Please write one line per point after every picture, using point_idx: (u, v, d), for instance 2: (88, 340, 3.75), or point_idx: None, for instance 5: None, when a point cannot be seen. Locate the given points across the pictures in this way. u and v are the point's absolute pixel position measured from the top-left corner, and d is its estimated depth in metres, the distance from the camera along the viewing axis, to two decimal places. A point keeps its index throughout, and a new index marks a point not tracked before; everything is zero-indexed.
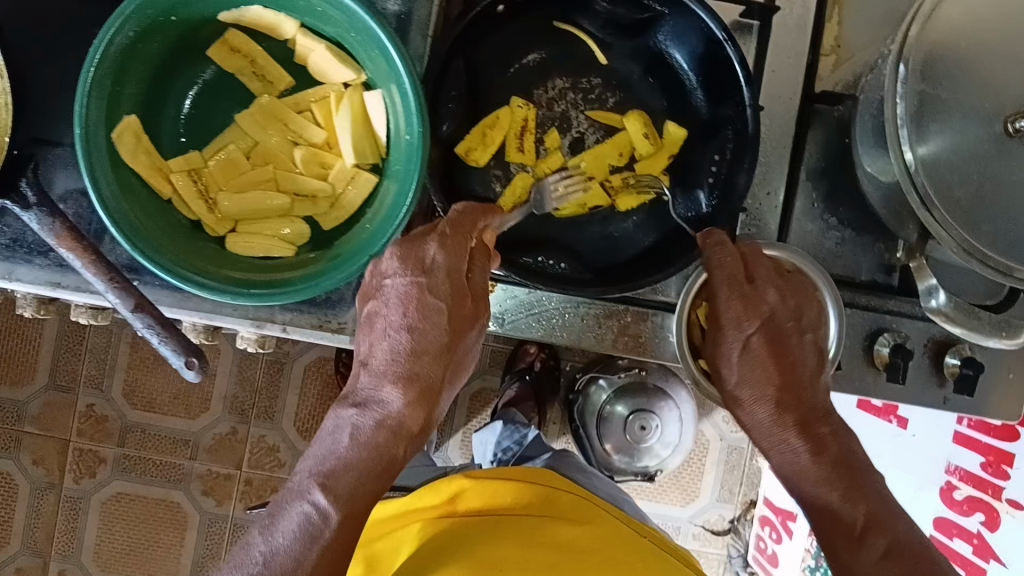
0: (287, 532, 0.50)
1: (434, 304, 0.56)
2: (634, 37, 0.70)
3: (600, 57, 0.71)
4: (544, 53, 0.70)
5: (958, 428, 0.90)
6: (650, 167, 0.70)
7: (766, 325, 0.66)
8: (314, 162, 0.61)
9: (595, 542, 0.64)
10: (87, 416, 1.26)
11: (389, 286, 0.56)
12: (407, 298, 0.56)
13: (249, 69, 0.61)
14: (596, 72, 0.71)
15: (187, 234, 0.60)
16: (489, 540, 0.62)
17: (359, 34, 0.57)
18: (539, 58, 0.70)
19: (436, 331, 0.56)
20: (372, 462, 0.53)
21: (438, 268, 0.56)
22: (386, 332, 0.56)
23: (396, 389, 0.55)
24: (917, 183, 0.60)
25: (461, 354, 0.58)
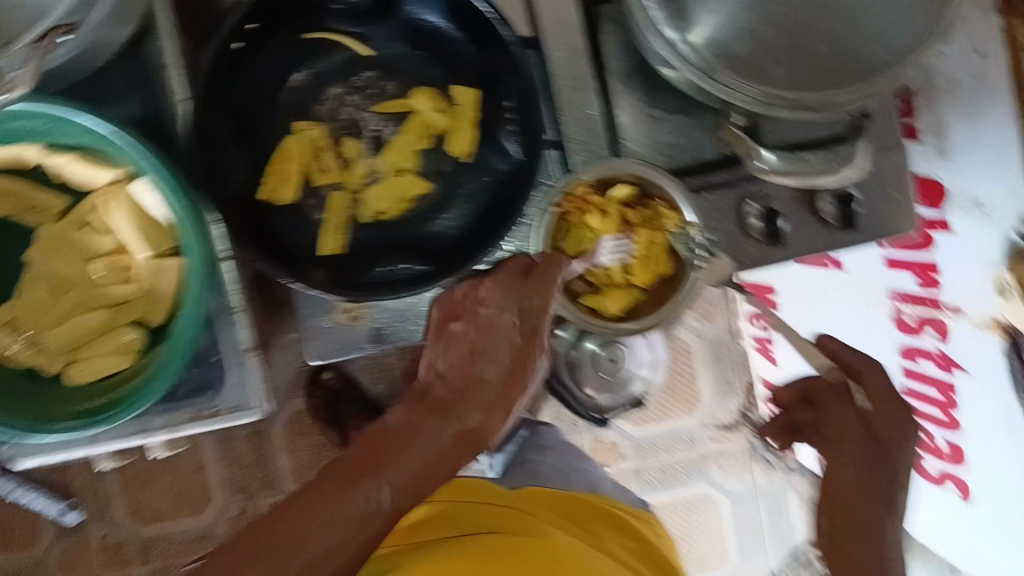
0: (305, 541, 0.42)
1: (513, 336, 0.55)
2: (389, 16, 0.68)
3: (362, 51, 0.69)
4: (311, 69, 0.68)
5: (885, 254, 0.87)
6: (456, 139, 0.68)
7: (489, 338, 0.55)
8: (117, 269, 0.61)
9: (536, 549, 0.62)
10: (105, 552, 1.27)
11: (474, 325, 0.55)
12: (485, 318, 0.56)
13: (21, 207, 0.60)
14: (367, 66, 0.69)
15: (27, 385, 0.60)
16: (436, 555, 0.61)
17: (94, 136, 0.56)
18: (305, 75, 0.68)
19: (499, 350, 0.54)
20: (422, 467, 0.47)
21: (520, 301, 0.57)
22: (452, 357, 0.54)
23: (478, 404, 0.52)
24: (695, 58, 0.59)
25: (522, 373, 0.55)
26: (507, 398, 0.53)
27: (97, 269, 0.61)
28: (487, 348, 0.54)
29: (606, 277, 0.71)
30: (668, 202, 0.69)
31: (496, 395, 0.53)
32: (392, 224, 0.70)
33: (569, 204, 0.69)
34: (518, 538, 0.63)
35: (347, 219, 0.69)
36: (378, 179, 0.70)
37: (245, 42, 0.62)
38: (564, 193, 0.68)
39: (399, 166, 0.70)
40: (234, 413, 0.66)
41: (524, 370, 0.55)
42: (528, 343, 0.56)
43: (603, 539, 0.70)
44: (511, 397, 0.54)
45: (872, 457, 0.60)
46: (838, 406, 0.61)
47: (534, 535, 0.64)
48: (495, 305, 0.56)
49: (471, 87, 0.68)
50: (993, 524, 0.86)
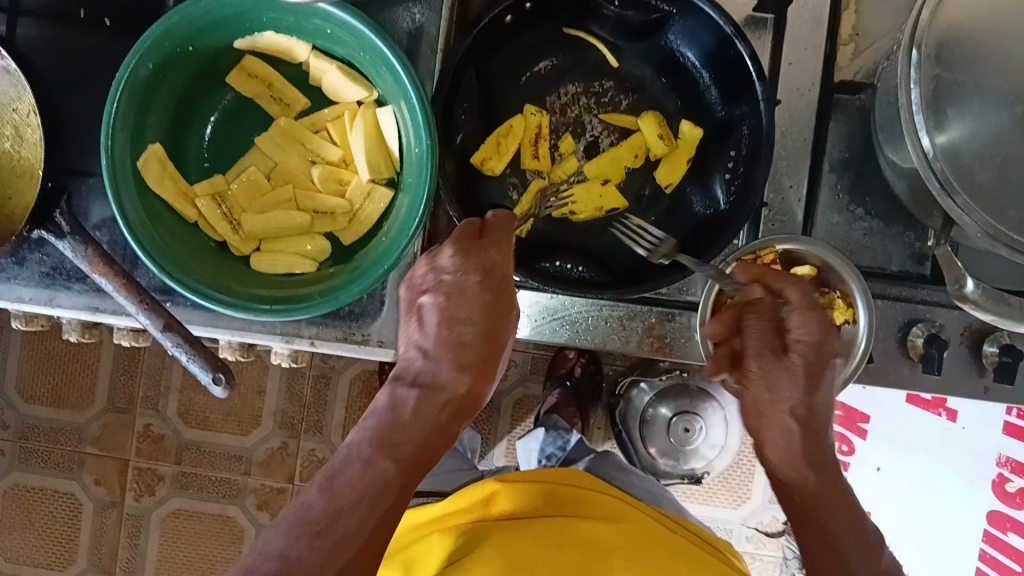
0: (347, 486, 0.50)
1: (484, 300, 0.56)
2: (646, 39, 0.70)
3: (611, 60, 0.71)
4: (556, 60, 0.71)
5: (1008, 418, 0.88)
6: (669, 169, 0.70)
7: (473, 304, 0.56)
8: (332, 179, 0.63)
9: (625, 537, 0.65)
10: (146, 436, 1.31)
11: (452, 277, 0.56)
12: (467, 288, 0.56)
13: (266, 93, 0.63)
14: (608, 76, 0.72)
15: (214, 255, 0.62)
16: (524, 533, 0.64)
17: (367, 54, 0.59)
18: (550, 65, 0.71)
19: (478, 314, 0.56)
20: (422, 446, 0.53)
21: (478, 258, 0.57)
22: (439, 324, 0.56)
23: (449, 361, 0.55)
24: (936, 169, 0.60)
25: (506, 304, 0.57)
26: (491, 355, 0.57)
27: (315, 172, 0.63)
28: (467, 315, 0.56)
29: None
30: (847, 296, 0.69)
31: (482, 355, 0.56)
32: (580, 228, 0.72)
33: (751, 265, 0.69)
34: (599, 523, 0.66)
35: (539, 208, 0.70)
36: (582, 180, 0.71)
37: (516, 19, 0.66)
38: (751, 255, 0.69)
39: (605, 176, 0.71)
40: (378, 348, 0.67)
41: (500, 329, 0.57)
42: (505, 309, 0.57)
43: (677, 531, 0.71)
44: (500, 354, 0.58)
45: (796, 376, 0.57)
46: (765, 366, 0.58)
47: (615, 522, 0.67)
48: (479, 260, 0.57)
49: (699, 129, 0.70)
50: None
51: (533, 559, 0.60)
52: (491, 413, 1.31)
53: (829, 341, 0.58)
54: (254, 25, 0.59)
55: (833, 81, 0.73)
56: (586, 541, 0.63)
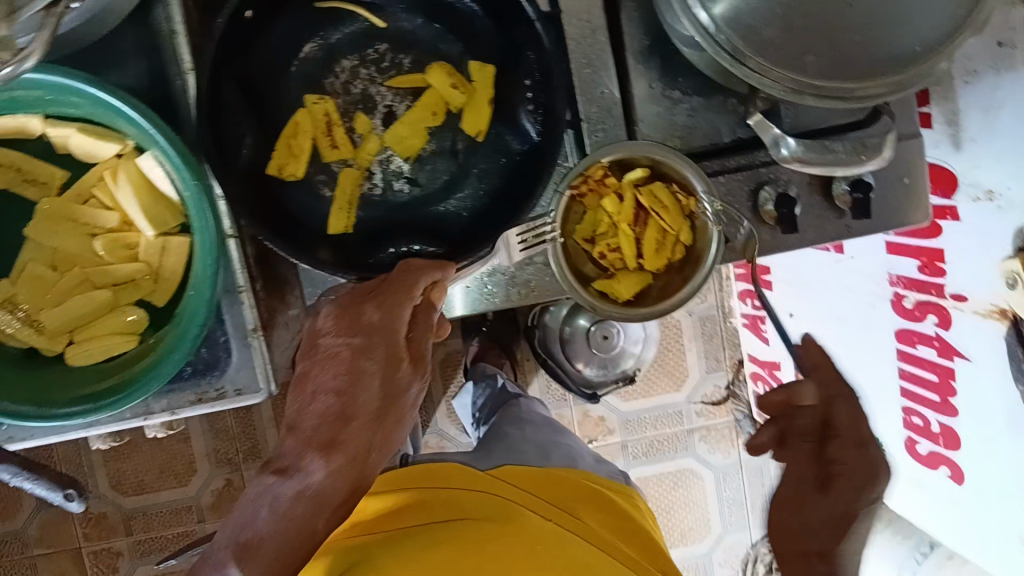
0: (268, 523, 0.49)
1: (371, 367, 0.54)
2: None
3: (378, 23, 0.67)
4: (321, 39, 0.66)
5: (889, 238, 0.88)
6: (474, 118, 0.66)
7: (364, 367, 0.54)
8: (120, 247, 0.58)
9: (527, 546, 0.55)
10: (87, 519, 1.27)
11: (364, 337, 0.54)
12: (388, 347, 0.55)
13: (19, 178, 0.57)
14: (380, 39, 0.67)
15: (25, 365, 0.58)
16: (427, 550, 0.54)
17: (98, 107, 0.54)
18: (316, 45, 0.66)
19: (371, 392, 0.54)
20: (302, 533, 0.49)
21: (386, 318, 0.55)
22: (316, 397, 0.53)
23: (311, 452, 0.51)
24: (722, 41, 0.57)
25: (406, 371, 0.56)
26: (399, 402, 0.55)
27: (100, 245, 0.58)
28: (352, 389, 0.53)
29: (619, 263, 0.70)
30: (683, 188, 0.68)
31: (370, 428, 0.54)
32: (405, 204, 0.68)
33: (583, 187, 0.67)
34: (497, 533, 0.56)
35: (356, 197, 0.66)
36: (389, 155, 0.68)
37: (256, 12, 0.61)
38: (579, 176, 0.66)
39: (410, 143, 0.67)
40: (237, 397, 0.64)
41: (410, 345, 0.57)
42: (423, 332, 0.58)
43: (583, 517, 0.63)
44: (403, 403, 0.56)
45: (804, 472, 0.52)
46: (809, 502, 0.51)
47: (513, 528, 0.57)
48: (384, 324, 0.55)
49: (489, 64, 0.67)
50: (971, 512, 0.87)
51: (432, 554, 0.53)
52: None
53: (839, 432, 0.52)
54: None
55: None
56: (489, 543, 0.55)
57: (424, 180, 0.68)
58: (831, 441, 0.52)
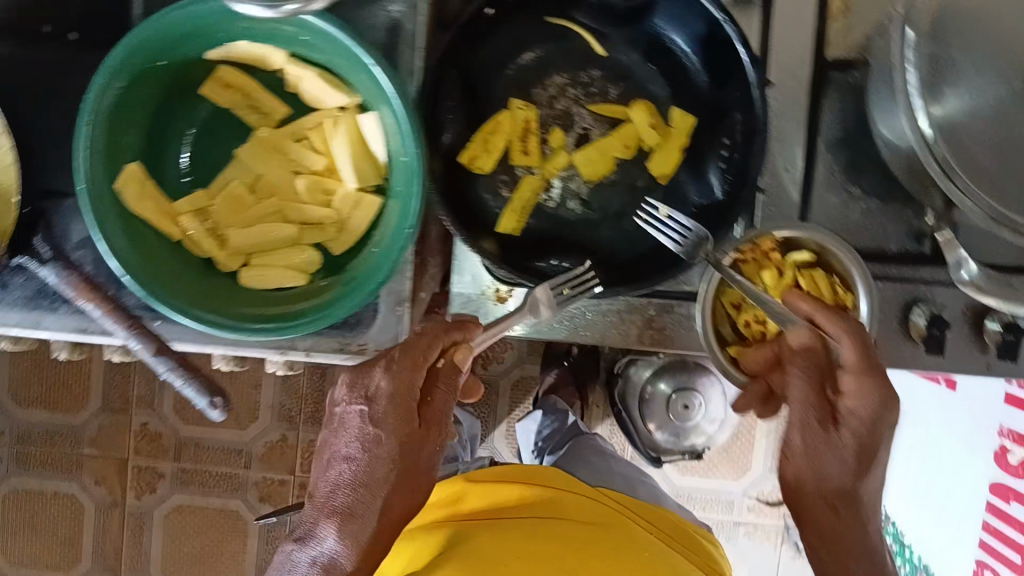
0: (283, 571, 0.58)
1: (385, 430, 0.57)
2: (633, 24, 0.69)
3: (599, 50, 0.70)
4: (540, 51, 0.70)
5: (1008, 388, 0.87)
6: (662, 160, 0.69)
7: (382, 440, 0.57)
8: (318, 190, 0.61)
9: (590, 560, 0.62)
10: (142, 435, 1.30)
11: (393, 403, 0.57)
12: (398, 412, 0.57)
13: (244, 103, 0.60)
14: (596, 65, 0.70)
15: (202, 273, 0.60)
16: (506, 529, 0.66)
17: (345, 60, 0.57)
18: (535, 56, 0.69)
19: (380, 462, 0.57)
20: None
21: (401, 384, 0.57)
22: (352, 452, 0.58)
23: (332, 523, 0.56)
24: (937, 153, 0.58)
25: (432, 427, 0.59)
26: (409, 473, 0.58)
27: (301, 183, 0.61)
28: (370, 454, 0.57)
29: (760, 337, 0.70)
30: (845, 283, 0.68)
31: (384, 500, 0.57)
32: (572, 222, 0.70)
33: (749, 254, 0.68)
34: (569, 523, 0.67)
35: (531, 204, 0.69)
36: (572, 174, 0.70)
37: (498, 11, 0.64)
38: (749, 243, 0.68)
39: (595, 168, 0.70)
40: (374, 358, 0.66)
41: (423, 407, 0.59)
42: (439, 388, 0.59)
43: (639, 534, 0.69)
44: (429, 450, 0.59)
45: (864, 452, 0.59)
46: (840, 515, 0.58)
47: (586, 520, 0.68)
48: (409, 386, 0.57)
49: (690, 115, 0.69)
50: None
51: (506, 547, 0.63)
52: (489, 396, 1.31)
53: (886, 416, 0.58)
54: (226, 35, 0.57)
55: (827, 59, 0.71)
56: (562, 535, 0.65)
57: (597, 206, 0.70)
58: (848, 501, 0.58)
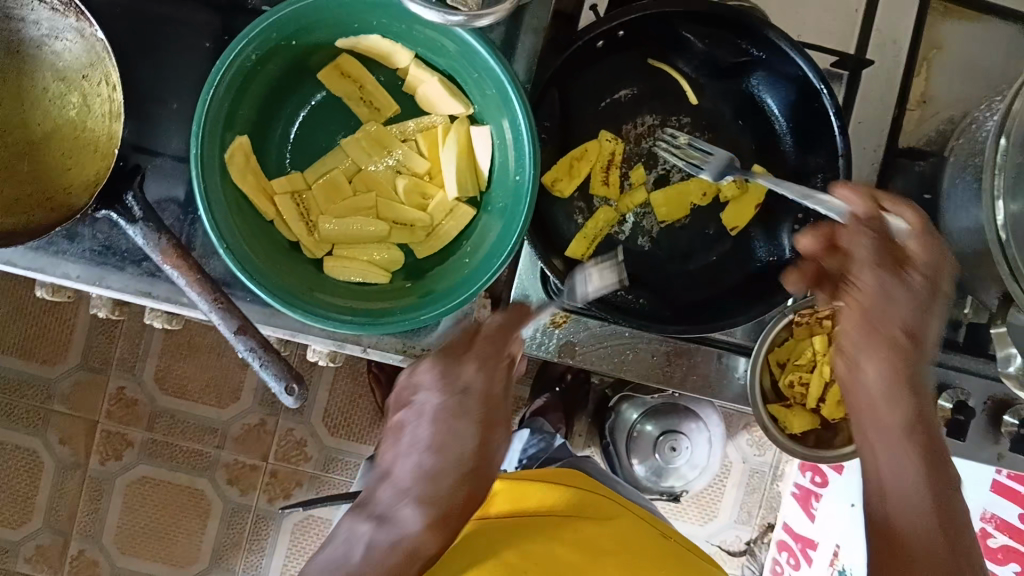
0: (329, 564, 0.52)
1: (465, 421, 0.56)
2: (728, 79, 0.72)
3: (691, 97, 0.73)
4: (636, 89, 0.72)
5: (997, 478, 0.91)
6: (738, 213, 0.71)
7: (457, 426, 0.55)
8: (415, 192, 0.62)
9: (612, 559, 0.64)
10: (118, 399, 1.26)
11: (455, 396, 0.56)
12: (458, 405, 0.56)
13: (357, 95, 0.61)
14: (685, 111, 0.73)
15: (288, 255, 0.60)
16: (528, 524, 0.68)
17: (474, 71, 0.57)
18: (631, 93, 0.71)
19: (457, 456, 0.54)
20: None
21: (466, 379, 0.57)
22: (428, 436, 0.55)
23: (404, 517, 0.52)
24: (1008, 253, 0.61)
25: (498, 429, 0.57)
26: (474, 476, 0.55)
27: (400, 183, 0.61)
28: (446, 439, 0.55)
29: (800, 398, 0.73)
30: None
31: (451, 493, 0.53)
32: (640, 258, 0.71)
33: (804, 319, 0.71)
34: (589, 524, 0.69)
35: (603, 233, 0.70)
36: (646, 212, 0.72)
37: (609, 43, 0.67)
38: (807, 308, 0.71)
39: (671, 208, 0.71)
40: None
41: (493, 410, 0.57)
42: (506, 392, 0.58)
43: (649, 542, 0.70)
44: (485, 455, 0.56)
45: (924, 298, 0.55)
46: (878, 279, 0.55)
47: (605, 520, 0.70)
48: (477, 382, 0.56)
49: (769, 174, 0.72)
50: None
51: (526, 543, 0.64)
52: None
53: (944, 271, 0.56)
54: (362, 27, 0.57)
55: (899, 145, 0.74)
56: (580, 534, 0.66)
57: (666, 247, 0.72)
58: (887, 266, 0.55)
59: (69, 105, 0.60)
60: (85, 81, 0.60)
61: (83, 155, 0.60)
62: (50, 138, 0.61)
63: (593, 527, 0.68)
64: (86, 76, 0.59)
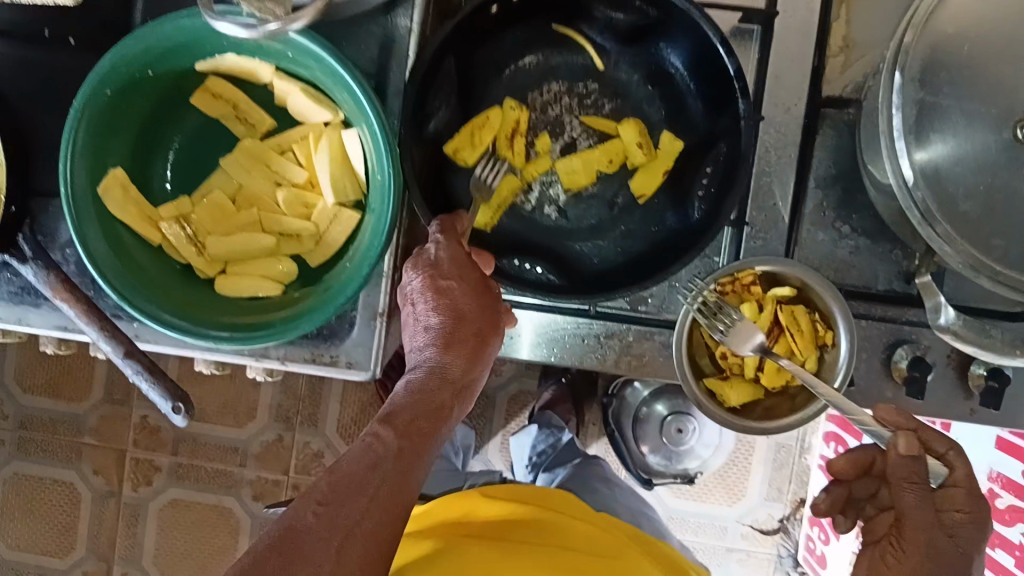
0: (347, 462, 0.46)
1: (471, 275, 0.55)
2: (634, 45, 0.70)
3: (598, 63, 0.71)
4: (541, 56, 0.71)
5: (1001, 434, 0.85)
6: (645, 181, 0.69)
7: (463, 296, 0.54)
8: (298, 202, 0.62)
9: None
10: (142, 427, 1.32)
11: (441, 321, 0.53)
12: (440, 332, 0.52)
13: (232, 114, 0.62)
14: (595, 78, 0.71)
15: (180, 278, 0.62)
16: (517, 551, 0.63)
17: (328, 76, 0.58)
18: (536, 61, 0.71)
19: (467, 309, 0.53)
20: (363, 476, 0.45)
21: (455, 306, 0.53)
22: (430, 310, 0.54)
23: (414, 391, 0.50)
24: (917, 198, 0.58)
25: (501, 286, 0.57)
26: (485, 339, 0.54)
27: (280, 195, 0.61)
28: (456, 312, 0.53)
29: (737, 368, 0.70)
30: (826, 319, 0.68)
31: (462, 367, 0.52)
32: (549, 232, 0.70)
33: (730, 287, 0.69)
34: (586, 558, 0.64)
35: (507, 203, 0.69)
36: (554, 180, 0.70)
37: (500, 12, 0.67)
38: (729, 276, 0.68)
39: (576, 177, 0.69)
40: (348, 369, 0.66)
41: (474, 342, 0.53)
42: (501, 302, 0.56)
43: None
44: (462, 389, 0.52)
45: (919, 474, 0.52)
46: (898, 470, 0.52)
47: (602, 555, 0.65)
48: (460, 310, 0.53)
49: (681, 141, 0.69)
50: None
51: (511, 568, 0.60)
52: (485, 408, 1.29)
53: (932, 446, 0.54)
54: (215, 48, 0.58)
55: (821, 96, 0.71)
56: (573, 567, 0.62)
57: (574, 220, 0.71)
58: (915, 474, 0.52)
59: None
60: None
61: None
62: None
63: (588, 560, 0.64)
64: None
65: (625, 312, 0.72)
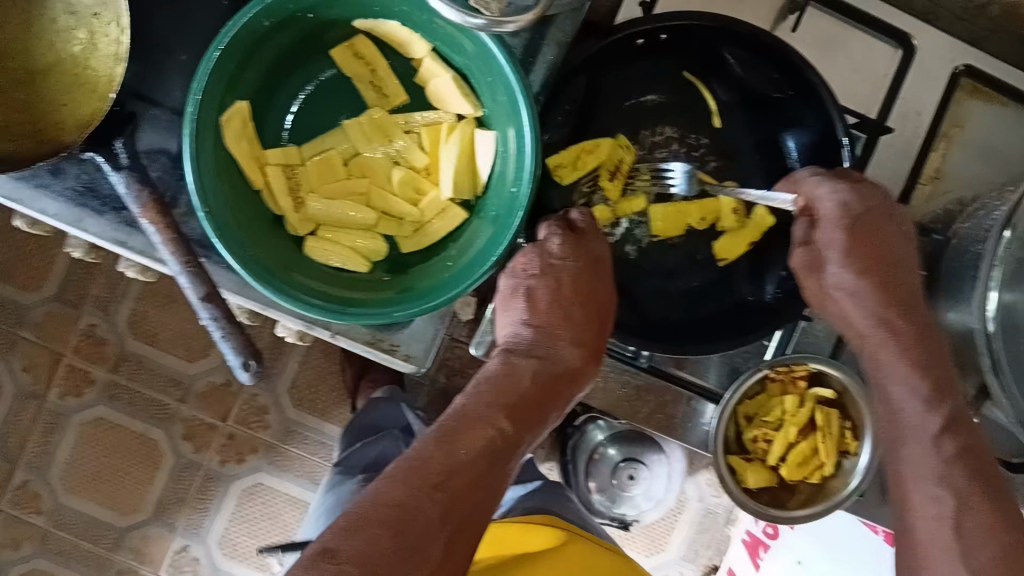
0: (470, 447, 0.52)
1: (579, 293, 0.62)
2: (755, 113, 0.71)
3: (715, 120, 0.71)
4: (662, 97, 0.71)
5: None
6: (730, 244, 0.70)
7: (570, 308, 0.62)
8: (410, 185, 0.60)
9: None
10: (87, 336, 1.11)
11: (534, 361, 0.60)
12: (505, 396, 0.56)
13: (367, 78, 0.60)
14: (708, 132, 0.72)
15: (269, 227, 0.59)
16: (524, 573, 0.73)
17: (487, 74, 0.56)
18: (656, 100, 0.71)
19: (581, 309, 0.62)
20: (464, 471, 0.51)
21: (567, 311, 0.62)
22: (546, 307, 0.62)
23: (528, 358, 0.60)
24: (993, 347, 0.60)
25: (595, 316, 0.63)
26: (582, 368, 0.62)
27: (396, 174, 0.60)
28: (562, 316, 0.62)
29: (761, 453, 0.73)
30: (856, 430, 0.71)
31: (572, 360, 0.61)
32: (622, 265, 0.71)
33: (780, 375, 0.70)
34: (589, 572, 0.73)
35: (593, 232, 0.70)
36: (643, 220, 0.71)
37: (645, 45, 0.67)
38: (785, 366, 0.69)
39: (665, 224, 0.70)
40: (402, 361, 0.64)
41: (567, 391, 0.61)
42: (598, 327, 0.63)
43: None
44: (515, 451, 0.54)
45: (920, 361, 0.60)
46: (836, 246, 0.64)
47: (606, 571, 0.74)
48: (552, 357, 0.61)
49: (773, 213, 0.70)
50: None
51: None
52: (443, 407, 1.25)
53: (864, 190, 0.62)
54: (383, 11, 0.57)
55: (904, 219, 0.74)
56: None
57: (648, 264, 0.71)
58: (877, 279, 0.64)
59: (75, 41, 0.57)
60: (94, 19, 0.57)
61: (81, 92, 0.57)
62: (49, 70, 0.58)
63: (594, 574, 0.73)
64: (97, 14, 0.57)
65: (667, 370, 0.73)
